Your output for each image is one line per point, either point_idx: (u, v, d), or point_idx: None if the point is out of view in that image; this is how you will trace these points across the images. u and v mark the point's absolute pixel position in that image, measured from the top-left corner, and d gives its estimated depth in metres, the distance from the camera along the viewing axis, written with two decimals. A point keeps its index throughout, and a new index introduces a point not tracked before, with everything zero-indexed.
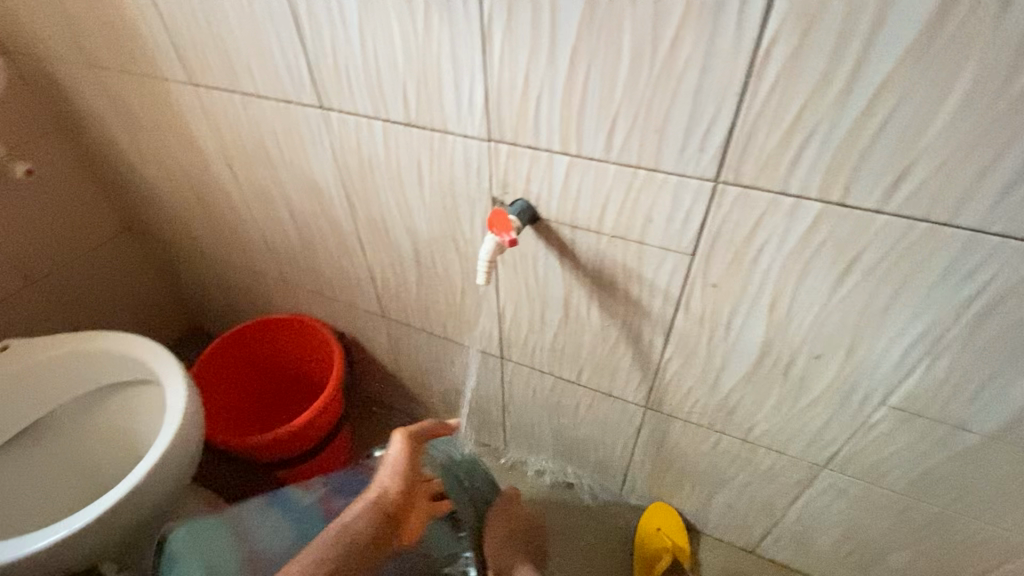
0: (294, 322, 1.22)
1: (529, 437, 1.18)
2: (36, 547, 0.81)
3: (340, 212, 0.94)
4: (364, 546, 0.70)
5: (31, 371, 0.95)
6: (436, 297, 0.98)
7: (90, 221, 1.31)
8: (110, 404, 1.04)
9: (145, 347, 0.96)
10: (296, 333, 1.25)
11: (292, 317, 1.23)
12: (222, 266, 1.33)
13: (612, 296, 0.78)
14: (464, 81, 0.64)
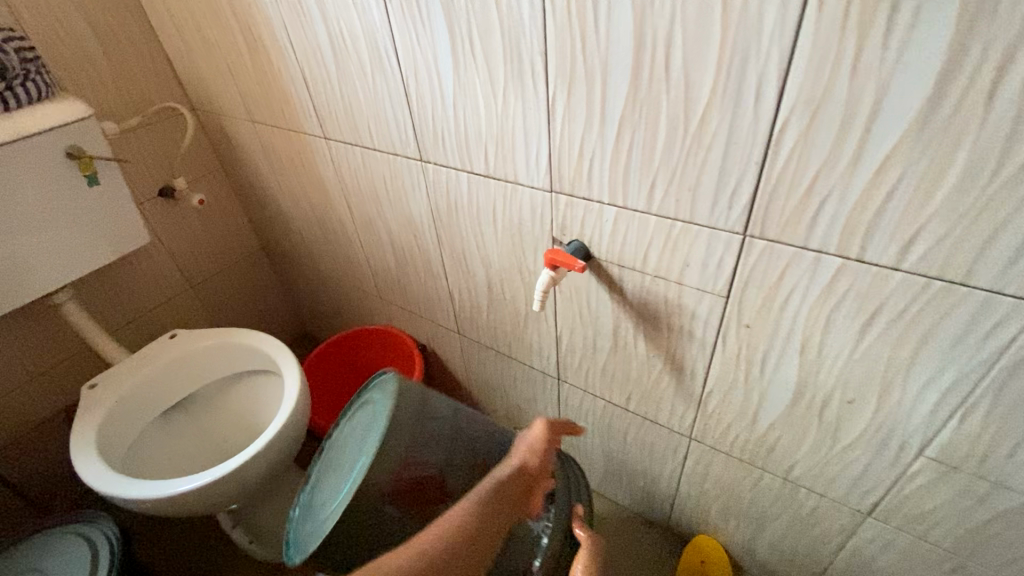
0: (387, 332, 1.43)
1: (582, 458, 1.27)
2: (183, 489, 0.97)
3: (430, 242, 1.12)
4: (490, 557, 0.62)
5: (189, 356, 1.21)
6: (503, 319, 1.12)
7: (237, 239, 1.60)
8: (240, 392, 1.27)
9: (275, 346, 1.19)
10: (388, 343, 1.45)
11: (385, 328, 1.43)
12: (331, 282, 1.58)
13: (657, 329, 0.86)
14: (533, 143, 0.78)
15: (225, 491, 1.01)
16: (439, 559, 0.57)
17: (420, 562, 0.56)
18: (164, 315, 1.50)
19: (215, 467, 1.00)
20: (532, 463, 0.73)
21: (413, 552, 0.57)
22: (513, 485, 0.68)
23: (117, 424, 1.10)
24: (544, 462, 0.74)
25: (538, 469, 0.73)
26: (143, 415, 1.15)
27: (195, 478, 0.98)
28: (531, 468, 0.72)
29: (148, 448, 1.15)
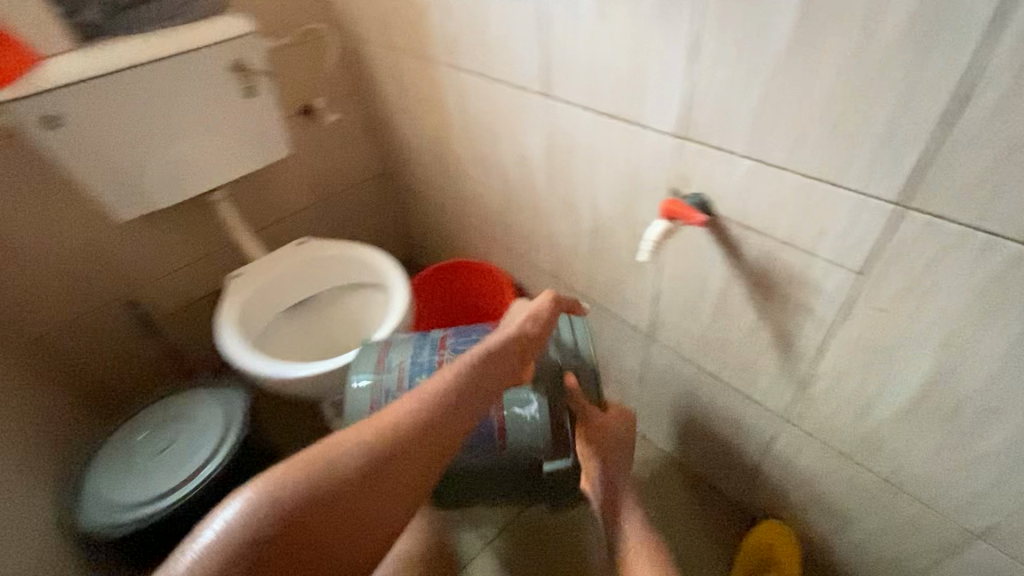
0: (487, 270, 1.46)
1: (660, 420, 1.25)
2: (294, 374, 1.12)
3: (541, 182, 1.12)
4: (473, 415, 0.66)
5: (315, 262, 1.34)
6: (602, 269, 1.11)
7: (362, 162, 1.71)
8: (353, 301, 1.40)
9: (389, 264, 1.29)
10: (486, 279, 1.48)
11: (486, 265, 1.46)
12: (440, 213, 1.64)
13: (770, 299, 0.81)
14: (667, 84, 0.74)
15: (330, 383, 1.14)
16: (416, 407, 0.63)
17: (391, 420, 0.61)
18: (295, 224, 1.66)
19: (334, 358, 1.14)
20: (522, 336, 0.78)
21: (395, 410, 0.63)
22: (491, 356, 0.72)
23: (255, 311, 1.27)
24: (546, 324, 0.82)
25: (529, 335, 0.79)
26: (275, 307, 1.31)
27: (306, 366, 1.13)
28: (530, 331, 0.79)
29: (277, 336, 1.32)
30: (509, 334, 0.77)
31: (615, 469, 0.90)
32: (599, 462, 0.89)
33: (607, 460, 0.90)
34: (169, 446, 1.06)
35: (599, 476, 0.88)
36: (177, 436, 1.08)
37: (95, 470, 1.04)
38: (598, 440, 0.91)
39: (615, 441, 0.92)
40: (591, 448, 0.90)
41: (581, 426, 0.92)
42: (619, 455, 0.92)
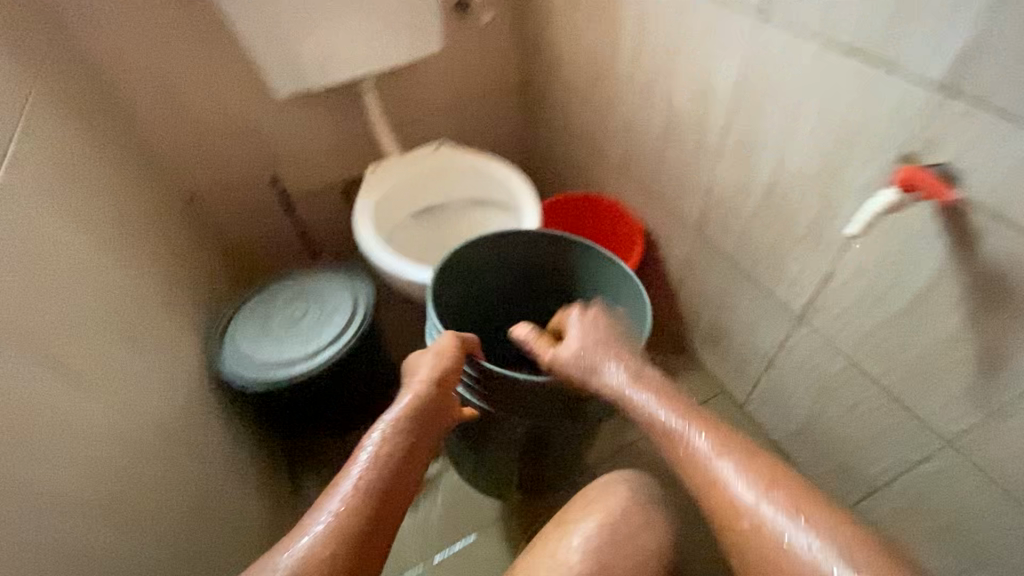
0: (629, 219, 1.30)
1: (776, 406, 1.16)
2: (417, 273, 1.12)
3: (716, 121, 0.96)
4: (409, 477, 0.68)
5: (459, 169, 1.31)
6: (762, 233, 0.98)
7: (499, 71, 1.53)
8: (484, 218, 1.36)
9: (522, 183, 1.24)
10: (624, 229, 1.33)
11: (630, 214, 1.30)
12: (569, 140, 1.43)
13: (995, 308, 0.68)
14: (947, 20, 0.60)
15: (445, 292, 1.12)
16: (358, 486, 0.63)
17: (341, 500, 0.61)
18: (418, 127, 1.54)
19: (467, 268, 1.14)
20: (445, 375, 0.76)
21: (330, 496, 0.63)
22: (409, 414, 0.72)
23: (394, 199, 1.28)
24: (446, 371, 0.76)
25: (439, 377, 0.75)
26: (412, 202, 1.32)
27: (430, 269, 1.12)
28: (438, 380, 0.75)
29: (407, 230, 1.33)
30: (428, 380, 0.75)
31: (612, 358, 0.77)
32: (586, 364, 0.78)
33: (597, 357, 0.78)
34: (302, 317, 1.10)
35: (598, 368, 0.77)
36: (310, 309, 1.12)
37: (238, 320, 1.10)
38: (574, 352, 0.79)
39: (593, 330, 0.81)
40: (567, 358, 0.79)
41: (548, 352, 0.82)
42: (605, 336, 0.80)
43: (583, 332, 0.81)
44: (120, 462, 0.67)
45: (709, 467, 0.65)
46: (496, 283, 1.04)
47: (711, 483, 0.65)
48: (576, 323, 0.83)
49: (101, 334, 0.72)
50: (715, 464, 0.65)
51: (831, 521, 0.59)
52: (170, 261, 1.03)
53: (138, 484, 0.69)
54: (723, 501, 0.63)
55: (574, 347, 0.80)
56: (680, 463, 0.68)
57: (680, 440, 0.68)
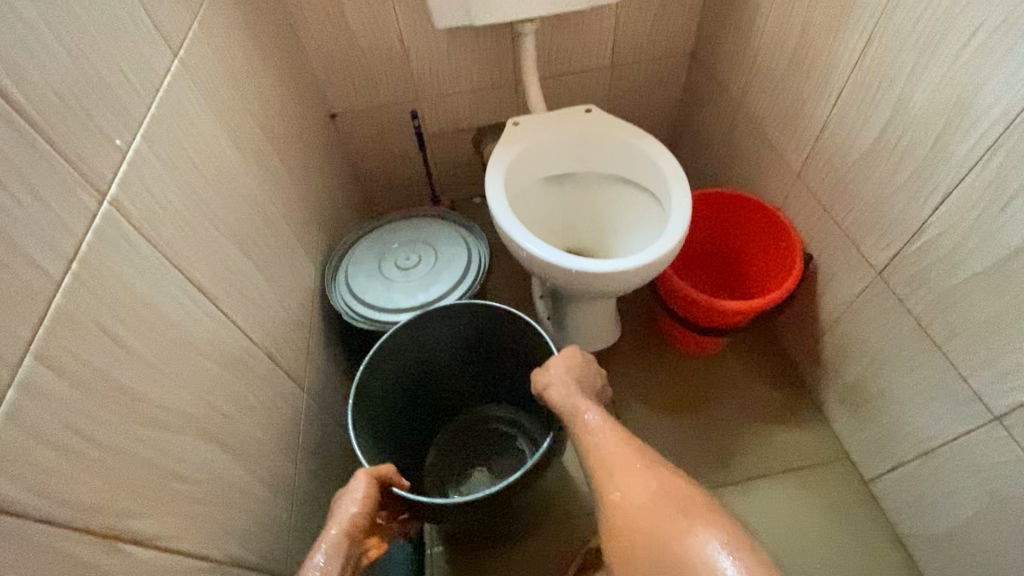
0: (786, 233, 1.09)
1: (916, 498, 0.98)
2: (530, 250, 0.97)
3: (963, 151, 0.76)
4: None
5: (594, 138, 1.12)
6: (980, 303, 0.78)
7: (675, 34, 1.31)
8: (613, 197, 1.18)
9: (678, 175, 1.04)
10: (777, 245, 1.12)
11: (789, 228, 1.09)
12: (737, 128, 1.24)
13: None
14: None
15: (560, 278, 0.98)
16: None
17: None
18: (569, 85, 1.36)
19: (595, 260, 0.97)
20: (359, 521, 0.66)
21: None
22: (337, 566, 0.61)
23: (519, 164, 1.11)
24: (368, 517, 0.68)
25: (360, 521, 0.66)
26: (536, 169, 1.14)
27: (544, 249, 0.97)
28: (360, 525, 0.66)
29: (528, 199, 1.16)
30: (344, 528, 0.65)
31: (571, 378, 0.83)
32: (548, 380, 0.83)
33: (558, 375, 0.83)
34: (413, 267, 1.07)
35: (553, 384, 0.82)
36: (422, 260, 1.08)
37: (353, 254, 1.08)
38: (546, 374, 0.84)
39: (568, 360, 0.85)
40: (541, 381, 0.84)
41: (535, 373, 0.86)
42: (578, 367, 0.85)
43: (556, 363, 0.85)
44: (246, 391, 0.68)
45: (619, 472, 0.71)
46: (443, 333, 1.00)
47: (615, 495, 0.69)
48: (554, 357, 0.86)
49: (235, 255, 0.72)
50: (623, 473, 0.70)
51: (710, 518, 0.64)
52: (303, 182, 1.02)
53: (260, 413, 0.71)
54: (619, 505, 0.68)
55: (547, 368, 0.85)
56: (593, 468, 0.73)
57: (601, 447, 0.74)
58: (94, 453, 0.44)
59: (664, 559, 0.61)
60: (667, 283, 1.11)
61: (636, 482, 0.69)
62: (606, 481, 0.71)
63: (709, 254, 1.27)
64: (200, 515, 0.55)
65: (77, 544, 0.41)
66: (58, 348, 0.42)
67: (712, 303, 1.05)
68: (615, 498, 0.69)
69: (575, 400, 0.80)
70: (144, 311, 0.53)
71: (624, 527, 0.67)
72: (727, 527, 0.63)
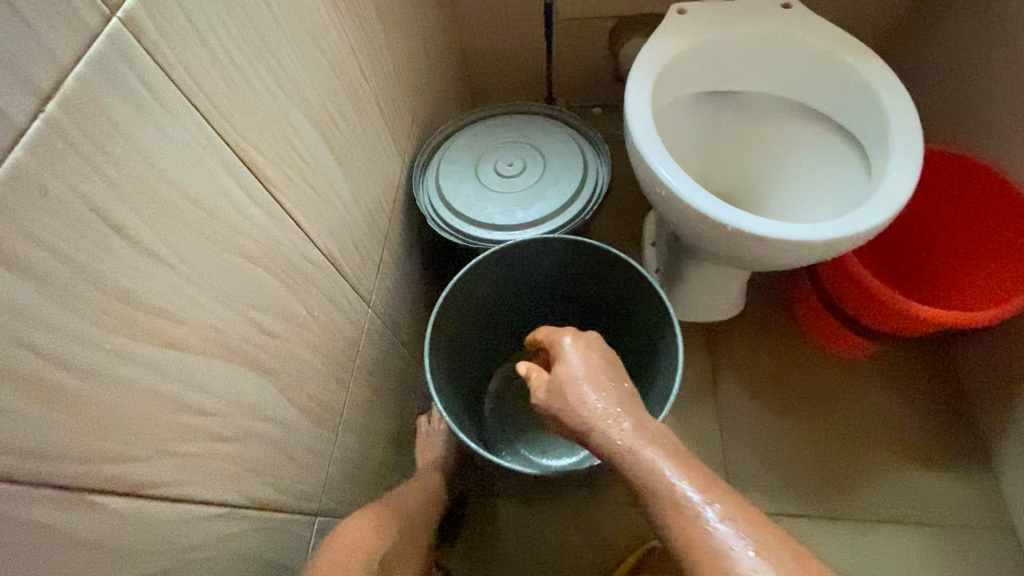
0: None
1: None
2: (671, 183, 0.73)
3: None
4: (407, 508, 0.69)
5: (786, 45, 0.81)
6: None
7: None
8: (791, 132, 0.88)
9: (909, 114, 0.73)
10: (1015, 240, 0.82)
11: None
12: (993, 63, 0.86)
13: None
14: None
15: (702, 229, 0.74)
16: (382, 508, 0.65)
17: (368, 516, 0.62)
18: None
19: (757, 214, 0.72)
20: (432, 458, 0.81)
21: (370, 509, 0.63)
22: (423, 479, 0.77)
23: (678, 67, 0.83)
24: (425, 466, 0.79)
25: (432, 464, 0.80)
26: (698, 79, 0.85)
27: (691, 187, 0.73)
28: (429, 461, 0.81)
29: (680, 118, 0.88)
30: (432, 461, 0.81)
31: (617, 388, 0.52)
32: (582, 391, 0.52)
33: (596, 388, 0.51)
34: (515, 175, 0.87)
35: (592, 399, 0.51)
36: (527, 169, 0.88)
37: (449, 148, 0.90)
38: (574, 383, 0.53)
39: (603, 364, 0.54)
40: (570, 392, 0.52)
41: (540, 374, 0.56)
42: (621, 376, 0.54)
43: (589, 364, 0.54)
44: (297, 306, 0.56)
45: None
46: (544, 264, 0.82)
47: None
48: (580, 353, 0.55)
49: (305, 133, 0.56)
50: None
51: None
52: (402, 52, 0.82)
53: (312, 333, 0.58)
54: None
55: (574, 374, 0.53)
56: None
57: (721, 557, 0.41)
58: (61, 379, 0.32)
59: None
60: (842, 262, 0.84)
61: None
62: None
63: (900, 234, 0.96)
64: (217, 455, 0.44)
65: (23, 501, 0.30)
66: (12, 229, 0.29)
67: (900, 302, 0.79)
68: None
69: (640, 431, 0.48)
70: (166, 189, 0.38)
71: None
72: None
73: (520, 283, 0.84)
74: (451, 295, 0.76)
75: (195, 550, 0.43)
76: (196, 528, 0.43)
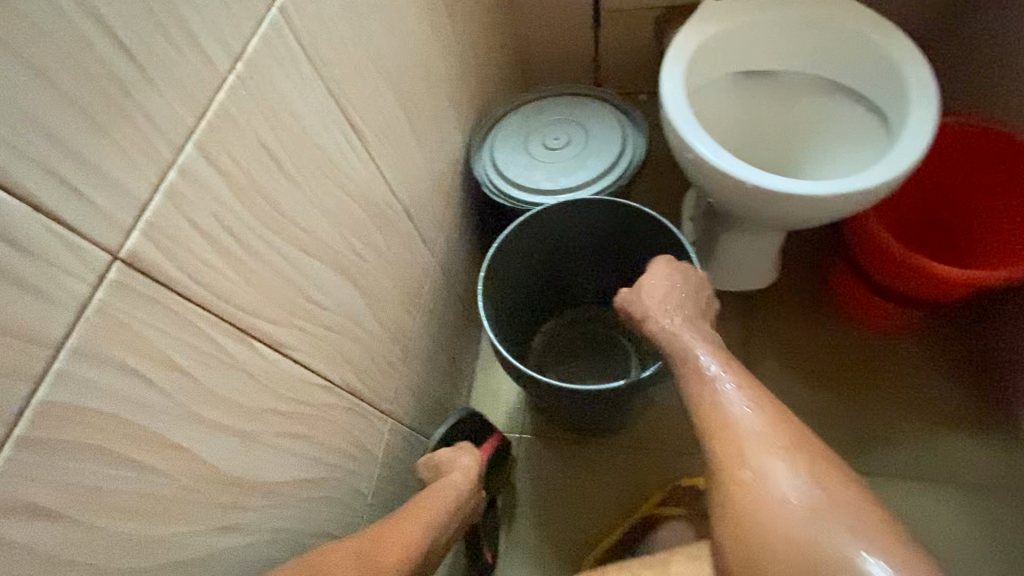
0: None
1: None
2: (700, 150, 0.82)
3: None
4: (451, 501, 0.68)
5: (814, 25, 0.88)
6: None
7: None
8: (820, 107, 0.94)
9: (929, 87, 0.78)
10: None
11: None
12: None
13: None
14: None
15: (728, 191, 0.83)
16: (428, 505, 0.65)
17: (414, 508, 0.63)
18: None
19: (778, 176, 0.80)
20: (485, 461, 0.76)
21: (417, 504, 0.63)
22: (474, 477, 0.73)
23: (711, 49, 0.91)
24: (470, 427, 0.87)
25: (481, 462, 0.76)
26: (730, 59, 0.93)
27: (717, 152, 0.81)
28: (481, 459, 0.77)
29: (715, 96, 0.96)
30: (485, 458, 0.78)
31: (681, 303, 0.69)
32: (655, 301, 0.69)
33: (668, 301, 0.69)
34: (561, 148, 0.98)
35: (660, 307, 0.68)
36: (571, 142, 0.99)
37: (503, 125, 1.02)
38: (649, 294, 0.69)
39: (675, 285, 0.71)
40: (643, 299, 0.69)
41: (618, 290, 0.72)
42: (686, 296, 0.70)
43: (663, 284, 0.70)
44: (381, 239, 0.69)
45: (756, 445, 0.56)
46: (581, 222, 0.92)
47: (744, 470, 0.55)
48: (653, 275, 0.71)
49: (390, 100, 0.69)
50: (765, 448, 0.55)
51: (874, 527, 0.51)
52: (465, 39, 0.95)
53: (391, 264, 0.72)
54: (754, 486, 0.54)
55: (650, 288, 0.70)
56: (717, 432, 0.58)
57: (733, 416, 0.58)
58: (240, 255, 0.46)
59: (800, 558, 0.49)
60: (869, 230, 0.89)
61: (772, 459, 0.55)
62: (730, 448, 0.56)
63: None
64: (324, 339, 0.58)
65: (217, 331, 0.44)
66: (216, 143, 0.43)
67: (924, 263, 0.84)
68: (738, 466, 0.55)
69: (694, 333, 0.66)
70: (300, 131, 0.52)
71: (755, 512, 0.53)
72: (886, 532, 0.51)
73: (563, 241, 0.95)
74: (503, 246, 0.88)
75: (311, 408, 0.57)
76: (312, 391, 0.57)
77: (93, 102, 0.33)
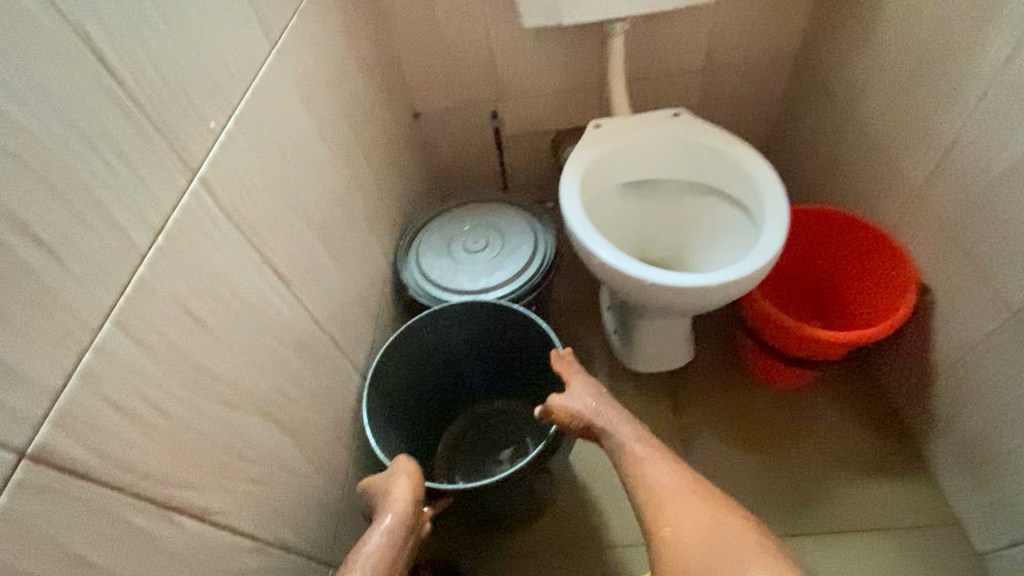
0: (892, 262, 0.99)
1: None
2: (601, 255, 0.92)
3: None
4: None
5: (677, 142, 1.04)
6: None
7: (780, 37, 1.19)
8: (696, 205, 1.10)
9: (776, 188, 0.95)
10: (882, 276, 1.02)
11: (897, 252, 0.98)
12: (842, 140, 1.10)
13: None
14: None
15: (633, 287, 0.92)
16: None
17: None
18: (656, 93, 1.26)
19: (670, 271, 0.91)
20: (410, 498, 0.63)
21: None
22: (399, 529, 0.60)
23: (598, 167, 1.05)
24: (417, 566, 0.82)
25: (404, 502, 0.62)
26: (615, 173, 1.07)
27: (617, 256, 0.91)
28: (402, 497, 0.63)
29: (607, 204, 1.09)
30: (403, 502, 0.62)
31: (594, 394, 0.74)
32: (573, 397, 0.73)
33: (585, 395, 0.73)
34: (479, 251, 1.05)
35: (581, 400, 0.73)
36: (489, 245, 1.06)
37: (425, 233, 1.08)
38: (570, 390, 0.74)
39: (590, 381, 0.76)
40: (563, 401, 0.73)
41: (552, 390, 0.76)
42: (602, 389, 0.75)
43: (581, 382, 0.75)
44: (308, 374, 0.69)
45: (674, 506, 0.63)
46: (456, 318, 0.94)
47: (667, 530, 0.61)
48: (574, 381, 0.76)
49: (310, 239, 0.73)
50: (681, 507, 0.62)
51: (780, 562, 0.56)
52: (379, 172, 1.02)
53: (319, 399, 0.71)
54: (672, 544, 0.60)
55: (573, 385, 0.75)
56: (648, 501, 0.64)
57: (657, 486, 0.65)
58: (159, 422, 0.45)
59: None
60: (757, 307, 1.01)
61: (689, 516, 0.61)
62: (659, 513, 0.63)
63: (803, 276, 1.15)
64: (250, 493, 0.55)
65: (132, 510, 0.42)
66: (134, 315, 0.43)
67: (807, 331, 0.95)
68: (664, 530, 0.62)
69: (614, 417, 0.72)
70: (219, 286, 0.54)
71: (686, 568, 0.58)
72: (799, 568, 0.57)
73: (449, 339, 0.96)
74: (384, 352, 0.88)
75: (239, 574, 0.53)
76: (240, 553, 0.53)
77: (7, 301, 0.34)
